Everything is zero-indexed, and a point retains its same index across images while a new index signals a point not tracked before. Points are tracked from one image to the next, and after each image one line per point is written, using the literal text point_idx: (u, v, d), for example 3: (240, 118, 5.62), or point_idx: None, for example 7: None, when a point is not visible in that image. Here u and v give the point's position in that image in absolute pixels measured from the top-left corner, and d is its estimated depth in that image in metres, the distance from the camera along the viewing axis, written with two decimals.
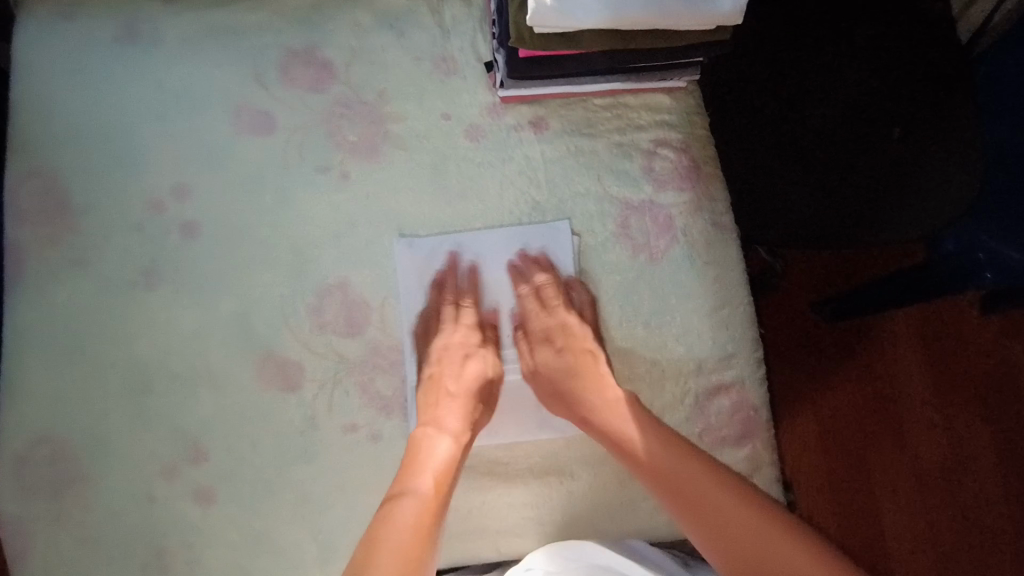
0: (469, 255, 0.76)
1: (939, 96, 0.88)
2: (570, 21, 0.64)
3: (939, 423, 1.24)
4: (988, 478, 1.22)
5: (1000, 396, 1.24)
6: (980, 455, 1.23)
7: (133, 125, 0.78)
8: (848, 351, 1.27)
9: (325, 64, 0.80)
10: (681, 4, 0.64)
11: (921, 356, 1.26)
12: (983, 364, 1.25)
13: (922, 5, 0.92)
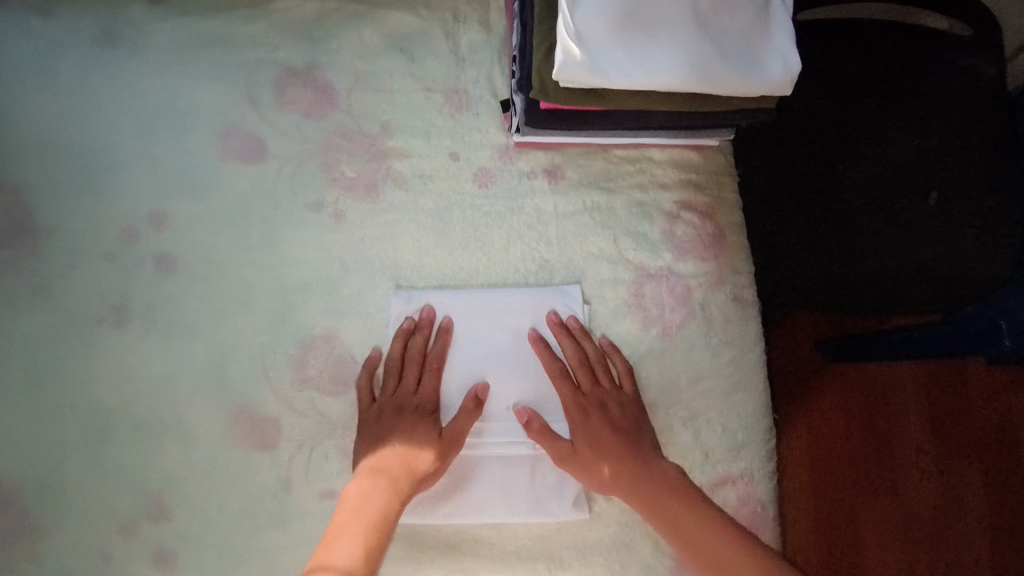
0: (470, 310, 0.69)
1: (982, 158, 0.80)
2: (602, 80, 0.57)
3: (935, 480, 1.17)
4: (982, 544, 1.15)
5: (1002, 456, 1.17)
6: (976, 517, 1.16)
7: (109, 140, 0.71)
8: (849, 399, 1.20)
9: (325, 87, 0.73)
10: (725, 71, 0.58)
11: (923, 409, 1.19)
12: (987, 422, 1.18)
13: (975, 59, 0.83)
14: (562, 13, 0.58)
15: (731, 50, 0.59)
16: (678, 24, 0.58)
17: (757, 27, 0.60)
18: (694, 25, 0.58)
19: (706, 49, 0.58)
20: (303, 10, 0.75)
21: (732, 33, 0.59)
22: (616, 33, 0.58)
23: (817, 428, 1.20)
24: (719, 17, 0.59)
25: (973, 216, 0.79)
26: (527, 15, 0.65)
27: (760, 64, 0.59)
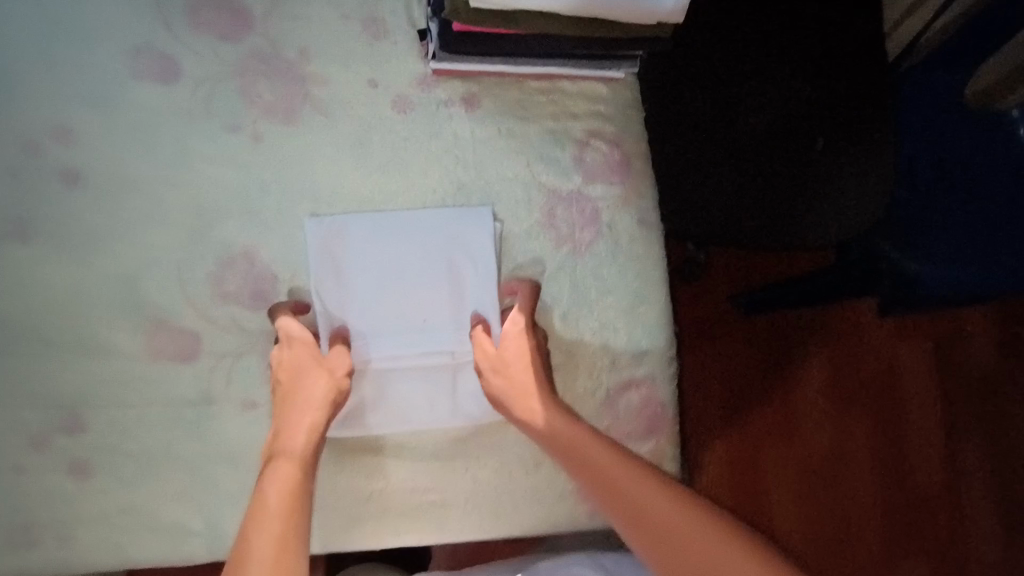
0: (389, 230, 0.71)
1: (863, 108, 0.90)
2: (509, 1, 0.61)
3: (831, 418, 1.29)
4: (869, 472, 1.28)
5: (889, 395, 1.29)
6: (864, 450, 1.29)
7: (8, 54, 0.69)
8: (757, 347, 1.29)
9: (241, 9, 0.73)
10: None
11: (821, 354, 1.30)
12: (877, 365, 1.30)
13: (859, 16, 0.92)
14: None
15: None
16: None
17: None
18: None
19: None
20: None
21: None
22: None
23: (729, 375, 1.28)
24: None
25: (853, 160, 0.89)
26: None
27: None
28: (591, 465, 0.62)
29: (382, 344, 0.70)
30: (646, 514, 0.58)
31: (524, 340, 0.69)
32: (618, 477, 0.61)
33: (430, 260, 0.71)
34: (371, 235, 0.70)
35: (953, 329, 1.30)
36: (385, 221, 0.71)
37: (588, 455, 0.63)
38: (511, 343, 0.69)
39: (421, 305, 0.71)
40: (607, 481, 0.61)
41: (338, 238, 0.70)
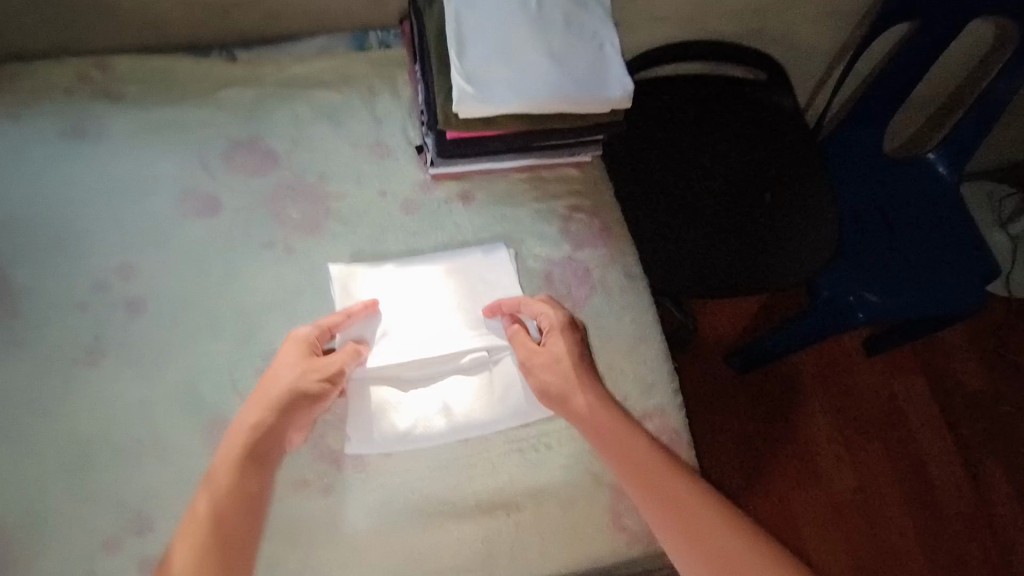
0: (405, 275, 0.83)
1: (796, 163, 1.07)
2: (491, 107, 0.76)
3: (845, 459, 1.37)
4: (893, 506, 1.35)
5: (887, 431, 1.41)
6: (883, 485, 1.36)
7: (77, 210, 0.82)
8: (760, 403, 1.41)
9: (268, 152, 0.88)
10: (580, 94, 0.78)
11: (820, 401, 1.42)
12: (870, 403, 1.43)
13: (771, 95, 1.13)
14: (455, 64, 0.77)
15: (580, 76, 0.79)
16: (539, 62, 0.79)
17: (599, 63, 0.81)
18: (551, 61, 0.79)
19: (564, 81, 0.78)
20: (242, 93, 0.91)
21: (581, 68, 0.80)
22: (497, 75, 0.77)
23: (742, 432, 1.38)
24: (570, 57, 0.80)
25: (801, 204, 1.04)
26: (428, 73, 0.83)
27: (603, 86, 0.80)
28: (617, 442, 0.70)
29: (408, 368, 0.77)
30: (653, 499, 0.67)
31: (564, 335, 0.76)
32: (640, 455, 0.70)
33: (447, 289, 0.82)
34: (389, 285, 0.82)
35: (939, 368, 1.48)
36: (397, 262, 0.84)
37: (609, 431, 0.71)
38: (555, 340, 0.76)
39: (447, 328, 0.80)
40: (626, 456, 0.70)
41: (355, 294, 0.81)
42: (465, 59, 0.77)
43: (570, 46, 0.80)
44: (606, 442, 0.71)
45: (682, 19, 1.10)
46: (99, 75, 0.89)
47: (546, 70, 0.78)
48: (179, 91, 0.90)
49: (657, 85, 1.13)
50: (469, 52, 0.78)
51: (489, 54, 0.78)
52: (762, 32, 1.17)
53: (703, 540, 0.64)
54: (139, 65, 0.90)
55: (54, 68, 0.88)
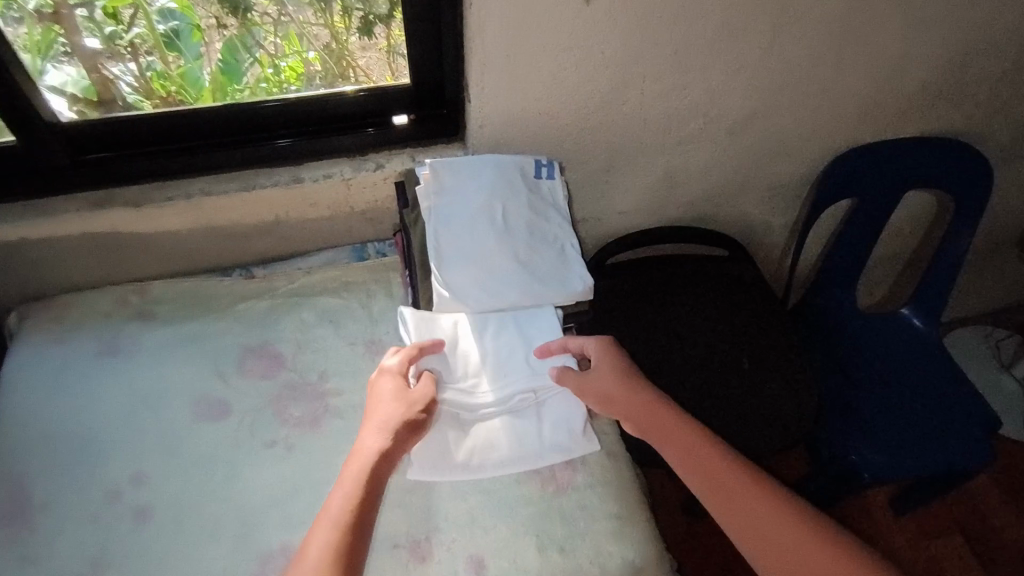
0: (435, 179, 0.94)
1: (765, 330, 1.23)
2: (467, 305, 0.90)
3: None
4: None
5: None
6: None
7: (102, 422, 0.90)
8: None
9: (275, 356, 0.98)
10: (544, 292, 0.91)
11: None
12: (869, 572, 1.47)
13: (736, 266, 1.30)
14: (435, 271, 0.90)
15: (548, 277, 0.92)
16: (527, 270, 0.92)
17: (561, 263, 0.94)
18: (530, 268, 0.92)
19: (530, 281, 0.92)
20: (256, 306, 1.03)
21: (545, 268, 0.93)
22: (472, 279, 0.91)
23: None
24: (534, 259, 0.93)
25: (775, 369, 1.18)
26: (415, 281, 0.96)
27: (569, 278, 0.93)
28: (751, 522, 0.73)
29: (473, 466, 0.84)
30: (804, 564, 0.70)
31: (601, 337, 0.89)
32: (778, 524, 0.72)
33: (472, 220, 0.92)
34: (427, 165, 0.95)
35: (935, 525, 1.56)
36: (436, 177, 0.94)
37: (749, 501, 0.74)
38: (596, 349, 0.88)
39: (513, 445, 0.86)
40: (714, 472, 0.77)
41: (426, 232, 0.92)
42: (444, 268, 0.90)
43: (534, 252, 0.93)
44: (746, 526, 0.73)
45: (645, 211, 1.24)
46: (135, 299, 1.02)
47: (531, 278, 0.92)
48: (202, 307, 1.02)
49: (632, 264, 1.29)
50: (448, 261, 0.90)
51: (465, 262, 0.91)
52: (719, 215, 1.32)
53: (778, 546, 0.71)
54: (170, 288, 1.03)
55: (98, 296, 1.02)
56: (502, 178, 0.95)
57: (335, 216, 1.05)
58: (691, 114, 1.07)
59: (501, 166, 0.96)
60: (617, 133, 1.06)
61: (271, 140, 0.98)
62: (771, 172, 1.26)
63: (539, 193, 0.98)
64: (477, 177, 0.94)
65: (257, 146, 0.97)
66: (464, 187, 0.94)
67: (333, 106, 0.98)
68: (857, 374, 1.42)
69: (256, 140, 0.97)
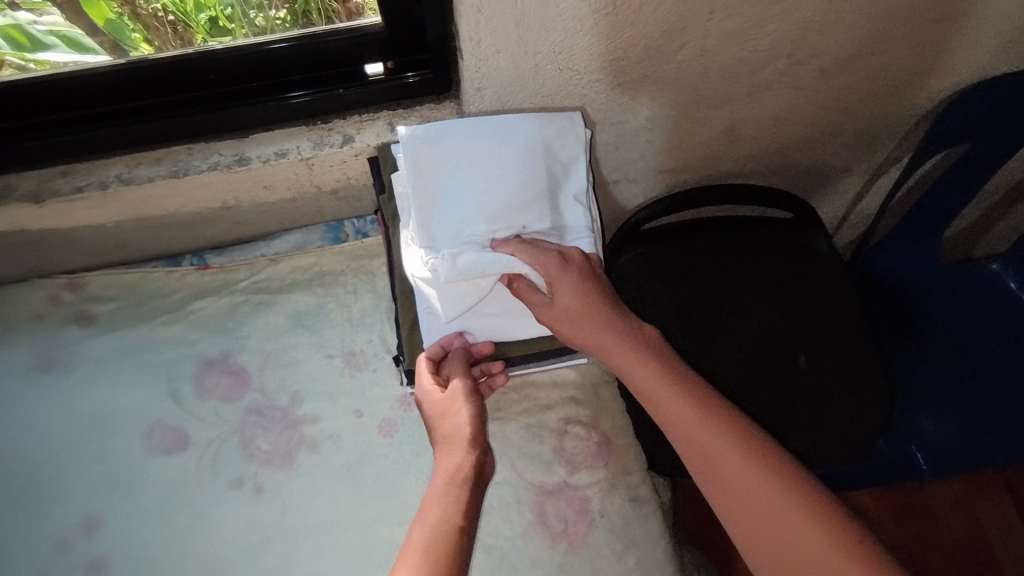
0: (425, 177, 0.70)
1: (837, 324, 1.03)
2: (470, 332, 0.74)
3: None
4: None
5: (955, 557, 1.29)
6: None
7: (44, 455, 0.79)
8: None
9: (238, 371, 0.83)
10: None
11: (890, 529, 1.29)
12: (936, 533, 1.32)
13: (808, 236, 1.04)
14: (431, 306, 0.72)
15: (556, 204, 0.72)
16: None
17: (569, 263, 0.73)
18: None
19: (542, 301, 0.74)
20: (214, 304, 0.86)
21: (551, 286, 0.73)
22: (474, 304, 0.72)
23: None
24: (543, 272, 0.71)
25: (837, 371, 1.02)
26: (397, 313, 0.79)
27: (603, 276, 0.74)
28: (726, 478, 0.56)
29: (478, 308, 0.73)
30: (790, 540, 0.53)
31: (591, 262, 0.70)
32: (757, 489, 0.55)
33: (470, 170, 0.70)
34: (414, 153, 0.70)
35: None
36: (428, 175, 0.70)
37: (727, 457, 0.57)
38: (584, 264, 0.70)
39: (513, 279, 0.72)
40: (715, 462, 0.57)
41: (420, 153, 0.70)
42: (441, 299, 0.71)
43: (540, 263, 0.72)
44: (726, 493, 0.56)
45: (696, 167, 0.98)
46: (69, 297, 0.86)
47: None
48: (149, 307, 0.86)
49: (674, 232, 1.05)
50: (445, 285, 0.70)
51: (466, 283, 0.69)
52: (786, 167, 1.05)
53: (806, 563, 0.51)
54: (108, 282, 0.86)
55: (27, 292, 0.86)
56: (517, 155, 0.71)
57: (299, 196, 0.84)
58: (769, 56, 0.79)
59: (513, 140, 0.71)
60: (662, 84, 0.79)
61: (282, 92, 0.75)
62: (864, 118, 0.97)
63: (567, 174, 0.73)
64: (485, 162, 0.71)
65: (270, 100, 0.75)
66: (469, 179, 0.70)
67: (316, 49, 0.73)
68: (936, 341, 1.21)
69: (267, 91, 0.75)
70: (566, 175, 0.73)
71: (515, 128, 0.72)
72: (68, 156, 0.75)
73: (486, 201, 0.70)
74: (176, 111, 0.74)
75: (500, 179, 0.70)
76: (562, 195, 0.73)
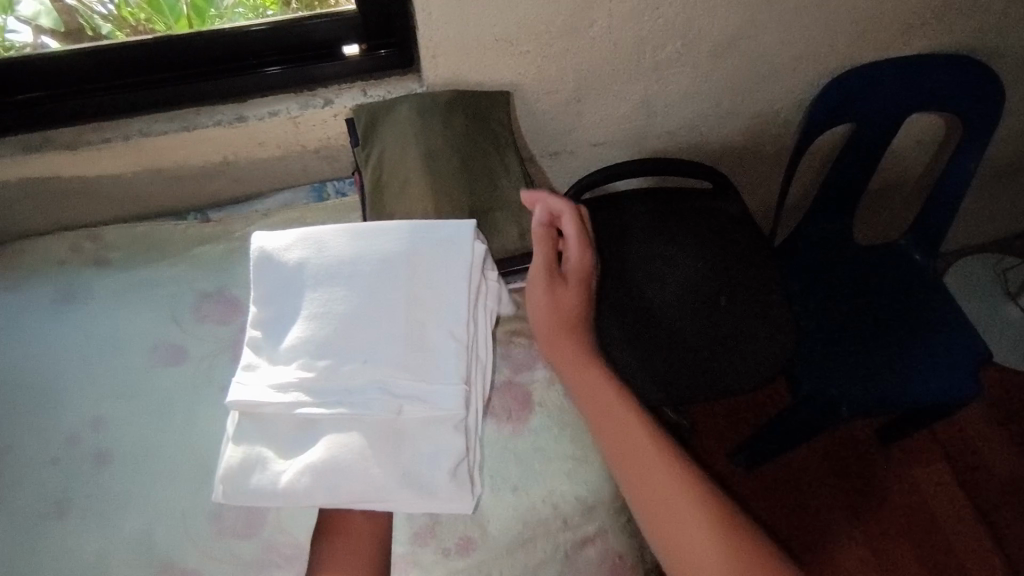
0: (278, 303, 0.75)
1: (748, 268, 1.20)
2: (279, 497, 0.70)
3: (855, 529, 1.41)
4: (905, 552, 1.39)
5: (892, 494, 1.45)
6: (893, 533, 1.41)
7: (57, 369, 0.91)
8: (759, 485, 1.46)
9: (232, 301, 0.97)
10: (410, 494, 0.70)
11: (828, 475, 1.47)
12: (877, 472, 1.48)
13: (722, 201, 1.24)
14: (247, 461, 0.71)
15: (417, 337, 0.74)
16: (409, 424, 0.72)
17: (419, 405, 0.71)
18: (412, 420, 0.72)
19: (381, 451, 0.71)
20: (213, 249, 1.01)
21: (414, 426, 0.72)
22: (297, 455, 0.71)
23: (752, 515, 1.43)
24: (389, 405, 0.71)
25: (750, 306, 1.17)
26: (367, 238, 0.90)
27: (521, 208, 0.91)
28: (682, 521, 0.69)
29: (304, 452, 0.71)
30: (655, 479, 0.72)
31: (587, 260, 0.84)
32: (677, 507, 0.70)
33: (333, 291, 0.75)
34: (273, 274, 0.76)
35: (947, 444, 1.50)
36: (279, 296, 0.75)
37: (647, 452, 0.73)
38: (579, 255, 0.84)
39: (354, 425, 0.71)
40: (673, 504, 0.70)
41: (291, 281, 0.75)
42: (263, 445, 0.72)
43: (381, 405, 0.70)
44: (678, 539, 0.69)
45: (623, 142, 1.17)
46: (89, 245, 1.00)
47: (419, 432, 0.72)
48: (158, 252, 1.00)
49: (609, 202, 1.23)
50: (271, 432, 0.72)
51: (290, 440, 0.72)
52: (702, 146, 1.24)
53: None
54: (123, 233, 1.01)
55: (53, 243, 1.00)
56: (369, 285, 0.75)
57: (287, 154, 1.01)
58: (665, 35, 1.00)
59: (371, 282, 0.75)
60: (583, 59, 0.99)
61: (260, 67, 0.94)
62: (759, 99, 1.17)
63: (432, 318, 0.75)
64: (336, 296, 0.75)
65: (251, 74, 0.94)
66: (326, 306, 0.74)
67: (299, 33, 0.92)
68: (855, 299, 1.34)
69: (250, 67, 0.94)
70: (431, 316, 0.75)
71: (375, 255, 0.76)
72: (100, 115, 0.93)
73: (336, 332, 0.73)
74: (180, 81, 0.93)
75: (347, 311, 0.74)
76: (427, 337, 0.74)
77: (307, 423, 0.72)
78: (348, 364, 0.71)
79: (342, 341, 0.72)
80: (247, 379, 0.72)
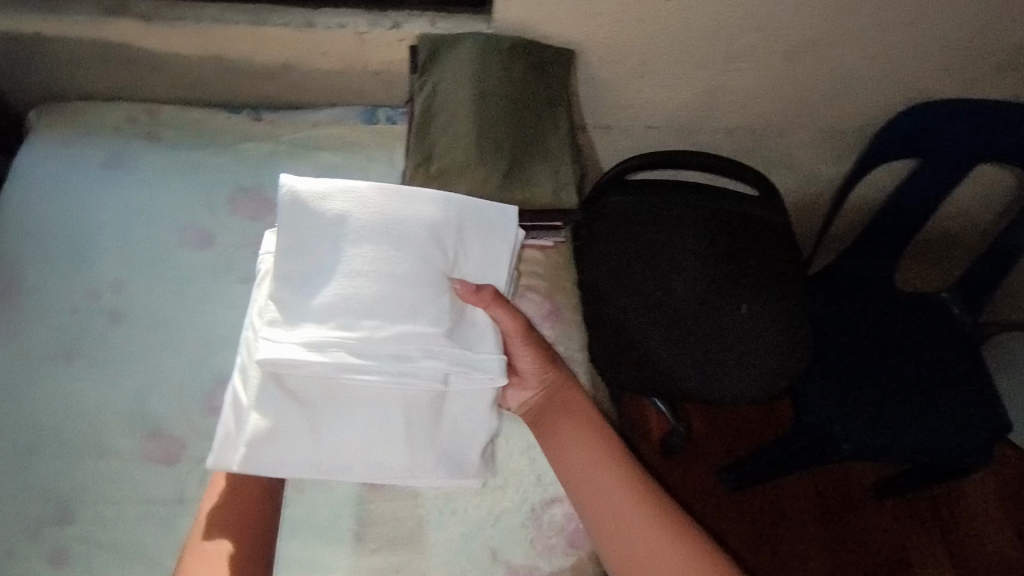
0: (311, 256, 0.68)
1: (778, 280, 1.17)
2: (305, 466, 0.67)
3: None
4: None
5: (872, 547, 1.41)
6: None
7: (92, 227, 0.95)
8: (740, 509, 1.43)
9: (266, 200, 0.99)
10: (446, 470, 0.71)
11: (811, 513, 1.44)
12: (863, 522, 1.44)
13: (766, 209, 1.20)
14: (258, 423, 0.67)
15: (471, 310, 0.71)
16: (450, 397, 0.70)
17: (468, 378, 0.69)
18: (456, 391, 0.70)
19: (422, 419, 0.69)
20: (259, 147, 1.03)
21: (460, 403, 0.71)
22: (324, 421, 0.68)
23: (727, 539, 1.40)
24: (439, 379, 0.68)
25: (771, 320, 1.15)
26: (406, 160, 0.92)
27: (560, 167, 0.93)
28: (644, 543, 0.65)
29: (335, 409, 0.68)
30: (603, 497, 0.68)
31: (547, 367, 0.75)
32: (649, 532, 0.66)
33: (378, 249, 0.69)
34: (304, 221, 0.68)
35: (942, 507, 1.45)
36: (314, 248, 0.68)
37: (608, 489, 0.68)
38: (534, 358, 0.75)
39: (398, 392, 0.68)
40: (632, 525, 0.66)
41: (332, 232, 0.68)
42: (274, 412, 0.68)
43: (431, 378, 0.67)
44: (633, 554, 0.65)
45: (678, 129, 1.16)
46: (144, 118, 1.04)
47: (460, 408, 0.71)
48: (206, 139, 1.03)
49: (652, 185, 1.21)
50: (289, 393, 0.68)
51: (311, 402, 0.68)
52: (757, 150, 1.22)
53: None
54: (177, 114, 1.05)
55: (112, 109, 1.04)
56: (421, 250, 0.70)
57: (346, 69, 1.02)
58: (742, 26, 0.98)
59: (426, 245, 0.70)
60: (655, 32, 0.98)
61: None
62: (826, 114, 1.15)
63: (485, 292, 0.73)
64: (382, 251, 0.69)
65: None
66: (371, 265, 0.68)
67: None
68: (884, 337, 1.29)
69: None
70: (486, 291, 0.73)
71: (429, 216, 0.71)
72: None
73: (384, 291, 0.68)
74: None
75: (397, 270, 0.69)
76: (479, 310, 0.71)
77: (337, 385, 0.68)
78: (397, 329, 0.67)
79: (392, 303, 0.67)
80: (281, 335, 0.65)
